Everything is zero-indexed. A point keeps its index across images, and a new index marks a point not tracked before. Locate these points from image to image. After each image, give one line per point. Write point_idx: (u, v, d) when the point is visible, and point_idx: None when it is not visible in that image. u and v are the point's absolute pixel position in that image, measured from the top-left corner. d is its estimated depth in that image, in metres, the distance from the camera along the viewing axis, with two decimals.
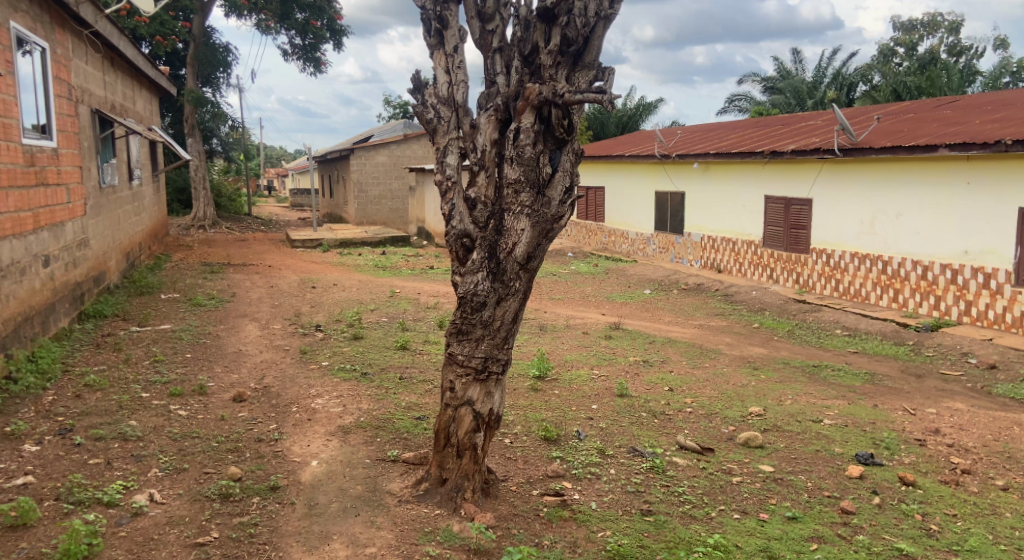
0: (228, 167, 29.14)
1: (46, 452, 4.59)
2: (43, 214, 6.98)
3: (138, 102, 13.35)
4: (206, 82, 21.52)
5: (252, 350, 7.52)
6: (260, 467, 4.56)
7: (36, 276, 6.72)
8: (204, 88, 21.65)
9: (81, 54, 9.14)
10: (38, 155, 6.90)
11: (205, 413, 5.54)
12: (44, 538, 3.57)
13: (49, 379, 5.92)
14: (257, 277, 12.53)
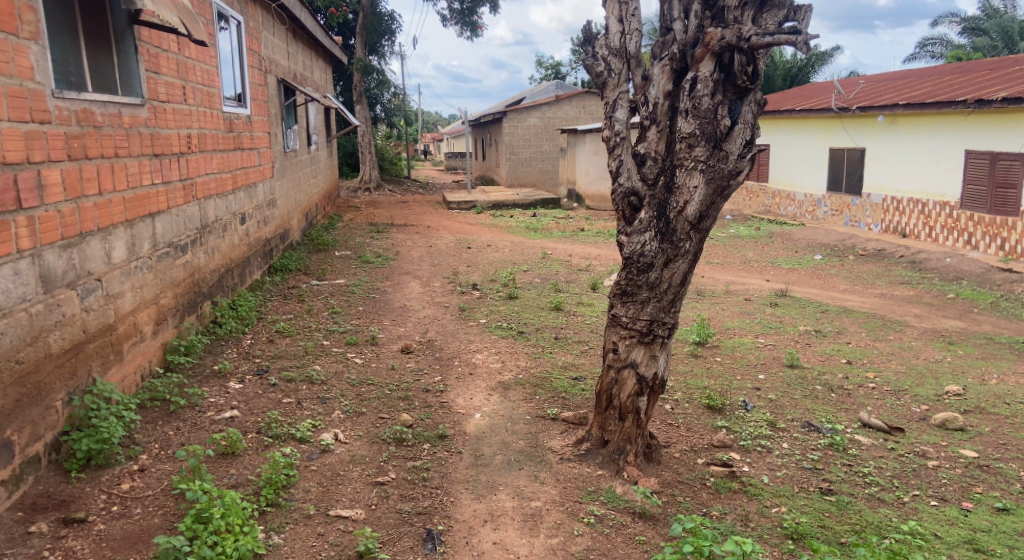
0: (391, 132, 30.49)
1: (247, 390, 5.06)
2: (240, 174, 7.62)
3: (315, 71, 14.20)
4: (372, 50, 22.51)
5: (416, 305, 7.87)
6: (429, 415, 4.76)
7: (236, 231, 7.37)
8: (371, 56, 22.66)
9: (269, 27, 9.80)
10: (235, 121, 7.49)
11: (378, 361, 5.88)
12: (249, 466, 3.94)
13: (247, 324, 6.54)
14: (418, 236, 13.05)
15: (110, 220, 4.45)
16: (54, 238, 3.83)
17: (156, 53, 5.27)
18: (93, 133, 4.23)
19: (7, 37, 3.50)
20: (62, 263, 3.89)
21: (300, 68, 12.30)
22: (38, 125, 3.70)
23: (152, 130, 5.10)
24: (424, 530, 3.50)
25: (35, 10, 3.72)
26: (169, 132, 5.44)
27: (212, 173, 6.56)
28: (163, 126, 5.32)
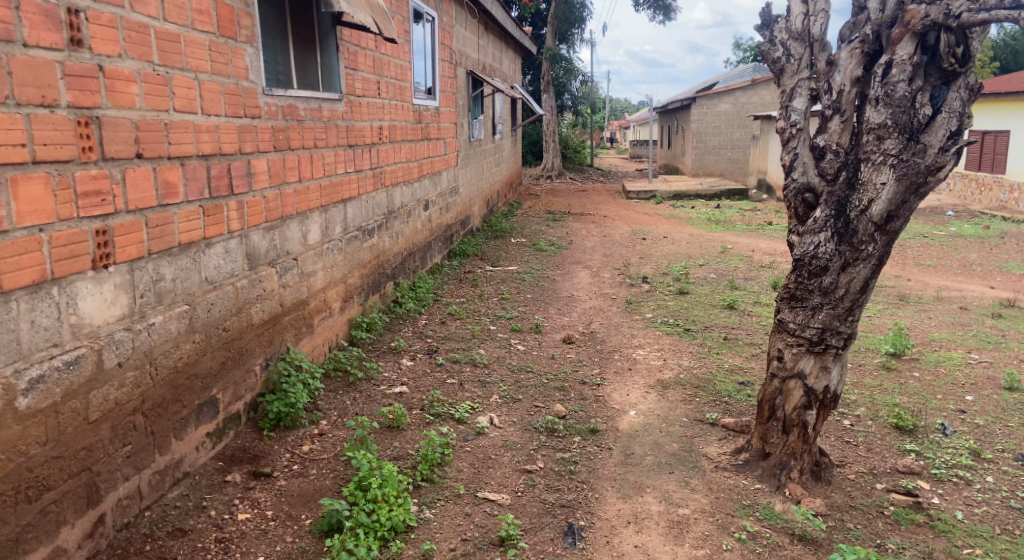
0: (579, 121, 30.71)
1: (417, 367, 5.37)
2: (426, 163, 8.03)
3: (505, 62, 14.63)
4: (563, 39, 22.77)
5: (582, 295, 7.89)
6: (583, 408, 4.77)
7: (419, 217, 7.80)
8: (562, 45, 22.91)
9: (462, 21, 10.22)
10: (424, 113, 7.90)
11: (539, 350, 5.98)
12: (409, 441, 4.18)
13: (424, 305, 6.92)
14: (593, 226, 13.05)
15: (307, 205, 4.88)
16: (259, 221, 4.25)
17: (355, 51, 5.68)
18: (296, 127, 4.64)
19: (227, 41, 3.89)
20: (265, 243, 4.32)
21: (490, 59, 12.71)
22: (249, 119, 4.10)
23: (348, 123, 5.52)
24: (566, 523, 3.53)
25: (251, 15, 4.11)
26: (363, 125, 5.85)
27: (400, 162, 6.98)
28: (358, 120, 5.73)
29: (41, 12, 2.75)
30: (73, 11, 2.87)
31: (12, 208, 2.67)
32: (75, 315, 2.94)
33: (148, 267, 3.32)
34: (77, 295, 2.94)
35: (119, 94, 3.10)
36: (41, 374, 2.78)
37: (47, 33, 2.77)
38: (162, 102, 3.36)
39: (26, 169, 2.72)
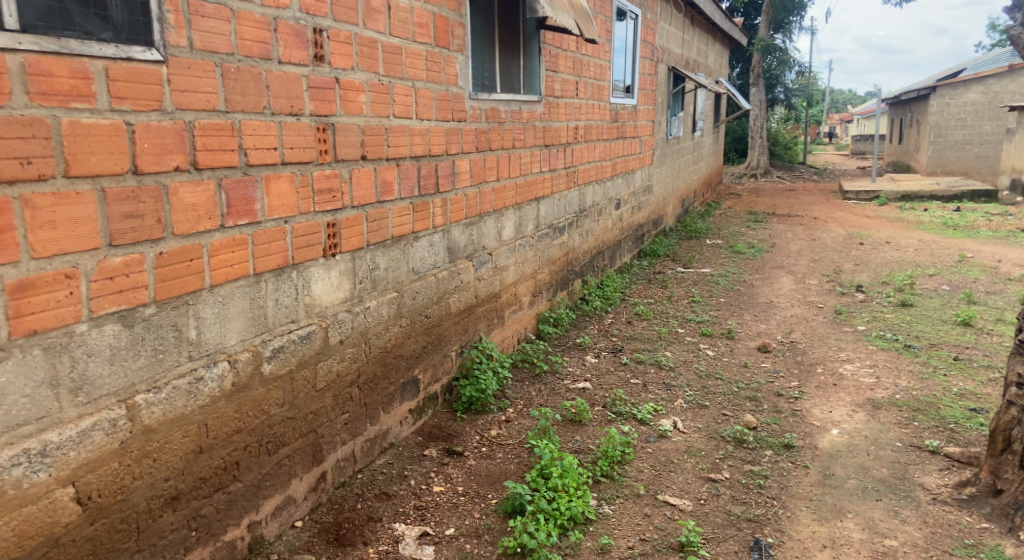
0: (792, 114, 29.05)
1: (601, 365, 5.50)
2: (619, 162, 8.09)
3: (711, 56, 14.23)
4: (777, 28, 21.63)
5: (784, 303, 7.55)
6: (776, 421, 4.61)
7: (610, 216, 7.89)
8: (776, 35, 21.77)
9: (666, 17, 10.12)
10: (621, 112, 7.97)
11: (731, 356, 5.84)
12: (591, 436, 4.31)
13: (611, 304, 7.04)
14: (800, 229, 12.37)
15: (503, 203, 5.17)
16: (460, 217, 4.59)
17: (556, 53, 5.90)
18: (497, 129, 4.94)
19: (441, 51, 4.23)
20: (464, 238, 4.66)
21: (695, 54, 12.45)
22: (457, 123, 4.44)
23: (545, 124, 5.74)
24: (752, 537, 3.46)
25: (463, 25, 4.42)
26: (559, 125, 6.06)
27: (593, 161, 7.12)
28: (554, 120, 5.94)
29: (292, 31, 3.04)
30: (318, 30, 3.19)
31: (265, 203, 2.99)
32: (309, 296, 3.30)
33: (366, 257, 3.69)
34: (311, 279, 3.29)
35: (351, 103, 3.44)
36: (281, 345, 3.12)
37: (297, 51, 3.08)
38: (384, 108, 3.71)
39: (277, 168, 3.04)
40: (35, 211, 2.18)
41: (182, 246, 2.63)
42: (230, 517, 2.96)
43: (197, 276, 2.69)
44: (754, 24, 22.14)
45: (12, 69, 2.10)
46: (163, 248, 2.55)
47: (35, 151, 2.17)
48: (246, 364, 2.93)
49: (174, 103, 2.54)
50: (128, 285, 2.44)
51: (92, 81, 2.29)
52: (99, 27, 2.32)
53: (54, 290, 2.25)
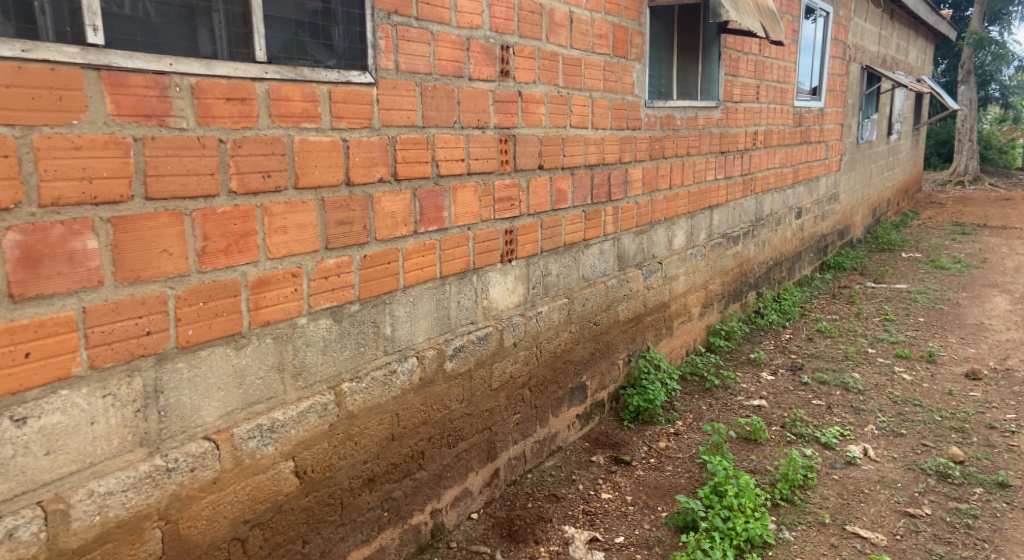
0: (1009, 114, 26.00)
1: (778, 383, 5.28)
2: (802, 169, 7.69)
3: (913, 52, 13.11)
4: (994, 18, 19.47)
5: (997, 325, 6.80)
6: (988, 457, 4.18)
7: (790, 226, 7.52)
8: (992, 26, 19.61)
9: (862, 13, 9.47)
10: (807, 115, 7.59)
11: (932, 383, 5.36)
12: (769, 456, 4.16)
13: (789, 319, 6.74)
14: (1019, 243, 11.05)
15: (676, 211, 5.07)
16: (631, 225, 4.50)
17: (738, 57, 5.75)
18: (671, 136, 4.85)
19: (619, 61, 4.12)
20: (635, 246, 4.57)
21: (894, 50, 11.53)
22: (631, 131, 4.34)
23: (721, 130, 5.60)
24: None
25: (643, 33, 4.30)
26: (737, 130, 5.89)
27: (773, 168, 6.82)
28: (732, 126, 5.79)
29: (482, 50, 3.07)
30: (505, 47, 3.20)
31: (452, 211, 3.02)
32: (487, 299, 3.32)
33: (540, 262, 3.67)
34: (488, 283, 3.32)
35: (531, 115, 3.42)
36: (462, 344, 3.16)
37: (485, 67, 3.10)
38: (562, 119, 3.66)
39: (463, 178, 3.07)
40: (271, 217, 2.26)
41: (382, 250, 2.69)
42: (416, 502, 3.05)
43: (393, 278, 2.75)
44: (966, 15, 20.09)
45: (259, 94, 2.18)
46: (367, 252, 2.62)
47: (273, 166, 2.25)
48: (431, 361, 2.98)
49: (382, 120, 2.62)
50: (339, 285, 2.52)
51: (319, 103, 2.38)
52: (325, 55, 2.42)
53: (283, 287, 2.33)
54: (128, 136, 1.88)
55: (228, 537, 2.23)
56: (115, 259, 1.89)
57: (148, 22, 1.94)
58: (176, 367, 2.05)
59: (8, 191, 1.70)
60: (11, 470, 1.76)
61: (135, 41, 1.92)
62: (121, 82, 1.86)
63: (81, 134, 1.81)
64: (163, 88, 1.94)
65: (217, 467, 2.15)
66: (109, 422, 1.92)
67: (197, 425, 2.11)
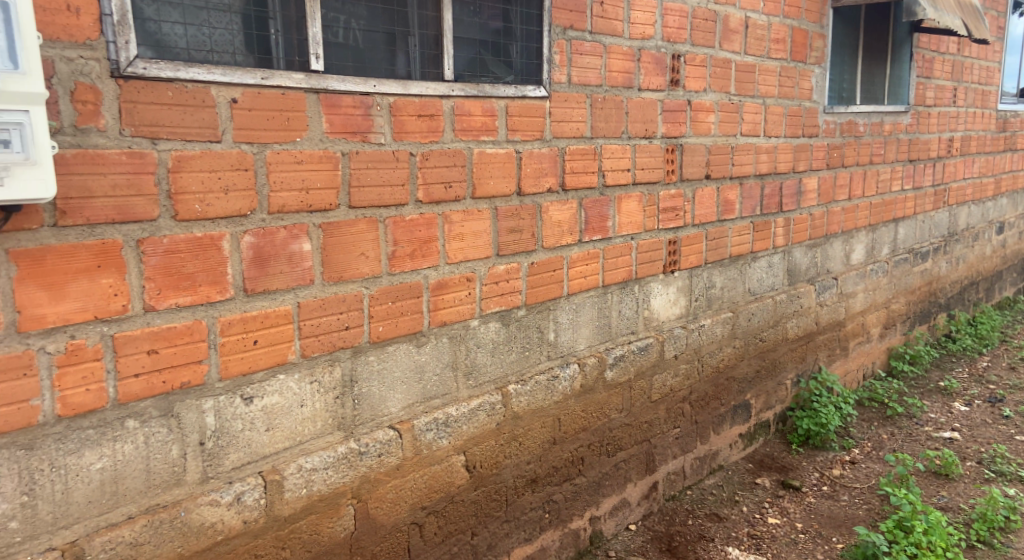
0: None
1: (974, 415, 4.80)
2: (1006, 179, 6.94)
3: None
4: None
5: None
6: None
7: (988, 242, 6.81)
8: None
9: None
10: (1012, 119, 6.85)
11: None
12: (962, 494, 3.80)
13: (986, 345, 6.11)
14: None
15: (854, 223, 4.74)
16: (803, 238, 4.26)
17: (932, 58, 5.31)
18: (853, 143, 4.57)
19: (796, 65, 3.91)
20: (806, 260, 4.32)
21: None
22: (807, 138, 4.11)
23: (911, 137, 5.18)
24: None
25: (824, 36, 4.07)
26: (929, 137, 5.42)
27: (970, 178, 6.21)
28: (924, 132, 5.34)
29: (653, 60, 2.97)
30: (676, 56, 3.09)
31: (616, 220, 2.90)
32: (648, 310, 3.18)
33: (704, 274, 3.51)
34: (650, 293, 3.17)
35: (700, 124, 3.29)
36: (622, 353, 3.02)
37: (655, 77, 2.99)
38: (733, 127, 3.50)
39: (628, 189, 2.95)
40: (451, 225, 2.24)
41: (548, 258, 2.61)
42: (575, 507, 2.98)
43: (558, 285, 2.67)
44: None
45: (445, 110, 2.18)
46: (534, 259, 2.55)
47: (454, 177, 2.23)
48: (592, 369, 2.87)
49: (552, 132, 2.55)
50: (507, 290, 2.47)
51: (496, 117, 2.34)
52: (504, 71, 2.39)
53: (458, 291, 2.30)
54: (337, 151, 1.92)
55: (407, 521, 2.24)
56: (324, 261, 1.93)
57: (357, 48, 1.99)
58: (368, 360, 2.07)
59: (245, 200, 1.76)
60: (239, 441, 1.81)
61: (346, 66, 1.96)
62: (335, 103, 1.91)
63: (303, 150, 1.86)
64: (367, 107, 1.98)
65: (399, 455, 2.17)
66: (314, 405, 1.95)
67: (384, 414, 2.13)
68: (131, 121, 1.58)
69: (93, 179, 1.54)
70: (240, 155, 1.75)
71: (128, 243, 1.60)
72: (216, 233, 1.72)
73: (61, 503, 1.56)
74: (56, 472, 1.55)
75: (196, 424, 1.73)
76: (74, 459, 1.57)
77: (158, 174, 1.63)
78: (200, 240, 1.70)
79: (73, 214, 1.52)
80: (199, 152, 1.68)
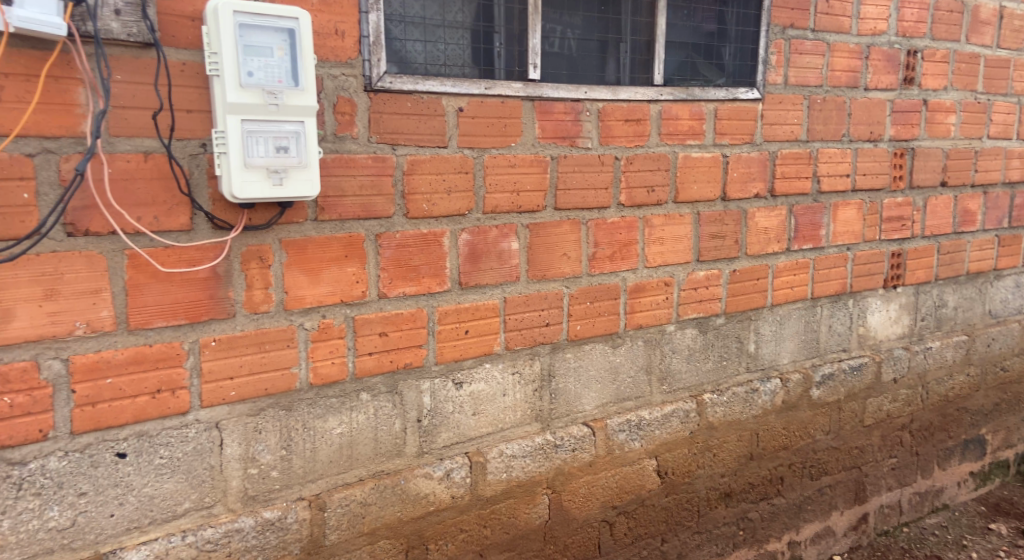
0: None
1: None
2: None
3: None
4: None
5: None
6: None
7: None
8: None
9: None
10: None
11: None
12: None
13: None
14: None
15: None
16: None
17: None
18: None
19: None
20: None
21: None
22: None
23: None
24: None
25: None
26: None
27: None
28: None
29: (884, 57, 2.74)
30: (913, 52, 2.83)
31: (831, 228, 2.71)
32: (864, 326, 2.94)
33: (933, 292, 3.17)
34: (867, 309, 2.94)
35: (936, 126, 2.98)
36: (831, 371, 2.83)
37: (886, 76, 2.76)
38: (977, 130, 3.14)
39: (846, 196, 2.75)
40: (651, 229, 2.23)
41: (752, 265, 2.50)
42: (773, 528, 2.83)
43: (761, 294, 2.54)
44: None
45: (652, 115, 2.17)
46: (736, 267, 2.46)
47: (657, 180, 2.22)
48: (796, 386, 2.72)
49: (764, 135, 2.45)
50: (706, 297, 2.40)
51: (704, 121, 2.29)
52: (716, 74, 2.35)
53: (655, 294, 2.28)
54: (547, 155, 2.00)
55: (599, 518, 2.28)
56: (529, 259, 2.02)
57: (571, 57, 2.07)
58: (566, 357, 2.14)
59: (465, 201, 1.90)
60: (449, 422, 1.96)
61: (560, 74, 2.05)
62: (548, 110, 1.99)
63: (516, 154, 1.96)
64: (577, 112, 2.03)
65: (593, 452, 2.21)
66: (515, 396, 2.06)
67: (579, 410, 2.19)
68: (377, 129, 1.76)
69: (345, 180, 1.73)
70: (462, 160, 1.88)
71: (369, 237, 1.78)
72: (438, 231, 1.87)
73: (310, 460, 1.79)
74: (308, 433, 1.78)
75: (415, 402, 1.91)
76: (321, 423, 1.79)
77: (394, 177, 1.80)
78: (425, 236, 1.86)
79: (329, 210, 1.73)
80: (428, 157, 1.83)
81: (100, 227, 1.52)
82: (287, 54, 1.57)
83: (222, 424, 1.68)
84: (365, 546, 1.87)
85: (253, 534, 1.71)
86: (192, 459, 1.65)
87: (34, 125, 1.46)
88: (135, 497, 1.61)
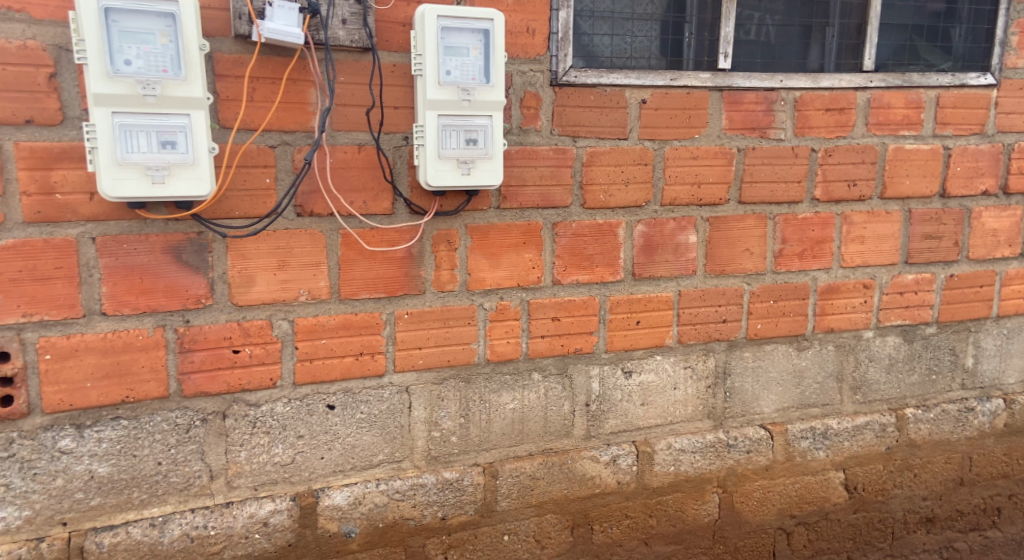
0: None
1: None
2: None
3: None
4: None
5: None
6: None
7: None
8: None
9: None
10: None
11: None
12: None
13: None
14: None
15: None
16: None
17: None
18: None
19: None
20: None
21: None
22: None
23: None
24: None
25: None
26: None
27: None
28: None
29: None
30: None
31: None
32: None
33: None
34: None
35: None
36: None
37: None
38: None
39: None
40: (850, 226, 2.07)
41: (974, 271, 2.22)
42: None
43: (985, 304, 2.25)
44: None
45: (859, 103, 2.01)
46: (954, 271, 2.20)
47: (860, 174, 2.05)
48: None
49: (998, 125, 2.15)
50: (915, 303, 2.18)
51: (923, 110, 2.07)
52: (941, 58, 2.11)
53: (852, 297, 2.12)
54: (733, 147, 1.95)
55: (774, 525, 2.19)
56: (708, 253, 1.99)
57: (768, 44, 1.98)
58: (744, 356, 2.07)
59: (642, 192, 1.91)
60: (618, 410, 2.01)
61: (754, 63, 1.97)
62: (737, 100, 1.93)
63: (699, 146, 1.92)
64: (770, 102, 1.95)
65: (770, 457, 2.12)
66: (687, 390, 2.05)
67: (756, 412, 2.12)
68: (560, 122, 1.83)
69: (528, 170, 1.83)
70: (642, 151, 1.89)
71: (547, 225, 1.87)
72: (614, 221, 1.91)
73: (485, 430, 1.93)
74: (484, 405, 1.92)
75: (585, 386, 1.97)
76: (496, 397, 1.92)
77: (574, 168, 1.86)
78: (601, 226, 1.90)
79: (511, 199, 1.83)
80: (609, 148, 1.87)
81: (322, 209, 1.75)
82: (482, 53, 1.68)
83: (411, 388, 1.86)
84: (533, 517, 1.98)
85: (434, 490, 1.89)
86: (386, 417, 1.86)
87: (276, 121, 1.69)
88: (340, 444, 1.84)
